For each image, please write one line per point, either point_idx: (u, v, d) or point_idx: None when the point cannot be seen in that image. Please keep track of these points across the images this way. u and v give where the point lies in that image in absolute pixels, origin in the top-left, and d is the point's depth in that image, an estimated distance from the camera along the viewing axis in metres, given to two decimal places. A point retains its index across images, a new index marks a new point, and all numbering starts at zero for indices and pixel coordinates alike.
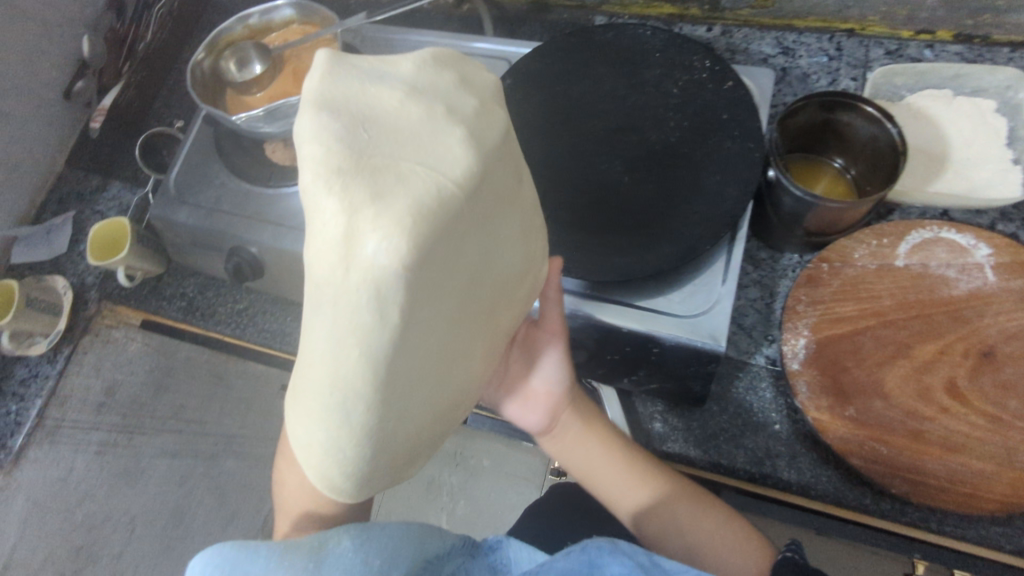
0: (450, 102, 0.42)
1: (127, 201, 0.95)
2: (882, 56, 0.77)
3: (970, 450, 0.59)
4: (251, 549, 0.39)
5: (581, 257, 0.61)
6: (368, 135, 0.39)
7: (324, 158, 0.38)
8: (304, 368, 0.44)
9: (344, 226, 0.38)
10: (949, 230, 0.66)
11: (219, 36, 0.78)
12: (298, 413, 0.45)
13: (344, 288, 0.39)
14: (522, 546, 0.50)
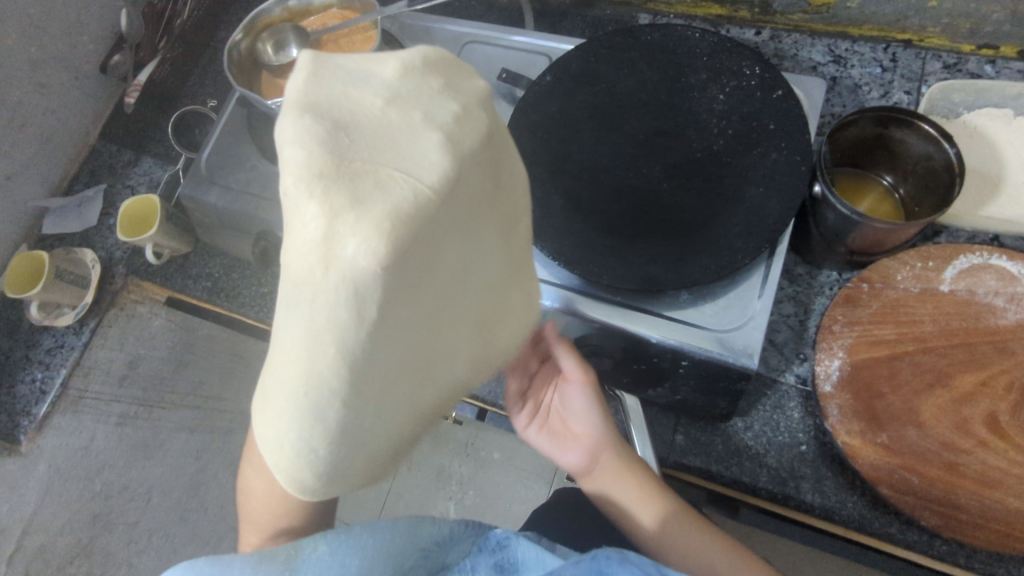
0: (435, 107, 0.40)
1: (159, 178, 0.96)
2: (939, 70, 0.74)
3: (1007, 488, 0.57)
4: (225, 563, 0.42)
5: (600, 266, 0.60)
6: (352, 138, 0.38)
7: (306, 161, 0.36)
8: (276, 369, 0.43)
9: (322, 231, 0.37)
10: (1000, 257, 0.64)
11: (257, 17, 0.76)
12: (269, 415, 0.44)
13: (323, 289, 0.38)
14: (529, 544, 0.49)
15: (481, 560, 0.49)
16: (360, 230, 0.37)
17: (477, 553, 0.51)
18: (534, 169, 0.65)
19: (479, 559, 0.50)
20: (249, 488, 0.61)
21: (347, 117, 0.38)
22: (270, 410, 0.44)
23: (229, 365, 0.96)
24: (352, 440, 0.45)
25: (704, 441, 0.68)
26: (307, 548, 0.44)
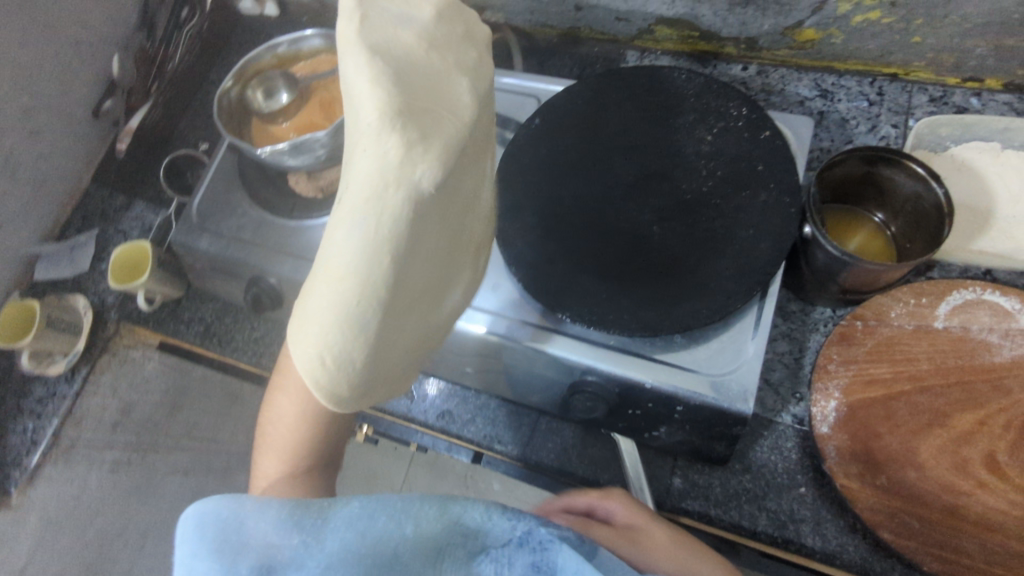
0: (456, 56, 0.50)
1: (151, 222, 0.96)
2: (925, 104, 0.74)
3: (1009, 531, 0.56)
4: (257, 503, 0.37)
5: (593, 298, 0.60)
6: (404, 68, 0.45)
7: (374, 77, 0.43)
8: (319, 276, 0.43)
9: (400, 154, 0.41)
10: (993, 292, 0.64)
11: (246, 65, 0.77)
12: (304, 327, 0.44)
13: (385, 192, 0.42)
14: (573, 553, 0.39)
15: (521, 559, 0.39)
16: (422, 143, 0.42)
17: (516, 545, 0.40)
18: (523, 216, 0.65)
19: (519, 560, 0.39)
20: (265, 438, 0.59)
21: (397, 51, 0.46)
22: (309, 318, 0.43)
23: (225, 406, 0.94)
24: (384, 346, 0.46)
25: (702, 483, 0.67)
26: (334, 507, 0.38)
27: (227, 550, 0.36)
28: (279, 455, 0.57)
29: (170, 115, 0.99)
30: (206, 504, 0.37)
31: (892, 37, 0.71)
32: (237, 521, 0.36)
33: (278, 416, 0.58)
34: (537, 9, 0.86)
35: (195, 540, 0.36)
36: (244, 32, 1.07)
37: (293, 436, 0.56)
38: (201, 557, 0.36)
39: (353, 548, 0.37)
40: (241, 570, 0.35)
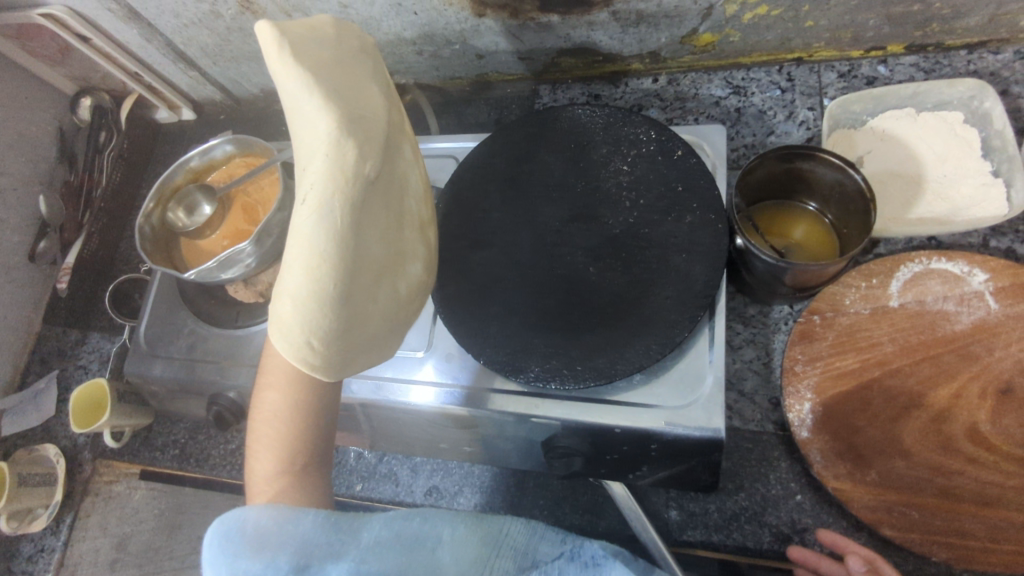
0: (359, 50, 0.49)
1: (109, 351, 0.94)
2: (835, 81, 0.74)
3: (1008, 503, 0.55)
4: (296, 512, 0.41)
5: (549, 307, 0.61)
6: (327, 63, 0.44)
7: (312, 81, 0.42)
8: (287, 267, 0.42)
9: (339, 147, 0.41)
10: (939, 260, 0.63)
11: (162, 186, 0.75)
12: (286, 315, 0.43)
13: (342, 188, 0.41)
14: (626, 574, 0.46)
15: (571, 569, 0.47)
16: (365, 142, 0.43)
17: (568, 557, 0.49)
18: (456, 285, 0.64)
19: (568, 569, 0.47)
20: (256, 433, 0.50)
21: (319, 53, 0.45)
22: (288, 305, 0.43)
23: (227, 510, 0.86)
24: (359, 323, 0.46)
25: (699, 511, 0.66)
26: (369, 517, 0.43)
27: (264, 547, 0.39)
28: (271, 445, 0.49)
29: (106, 241, 0.97)
30: (239, 513, 0.41)
31: (785, 27, 0.71)
32: (273, 524, 0.41)
33: (267, 406, 0.50)
34: (441, 65, 0.85)
35: (228, 545, 0.40)
36: (165, 141, 1.06)
37: (286, 428, 0.49)
38: (238, 558, 0.39)
39: (392, 549, 0.42)
40: (280, 561, 0.39)
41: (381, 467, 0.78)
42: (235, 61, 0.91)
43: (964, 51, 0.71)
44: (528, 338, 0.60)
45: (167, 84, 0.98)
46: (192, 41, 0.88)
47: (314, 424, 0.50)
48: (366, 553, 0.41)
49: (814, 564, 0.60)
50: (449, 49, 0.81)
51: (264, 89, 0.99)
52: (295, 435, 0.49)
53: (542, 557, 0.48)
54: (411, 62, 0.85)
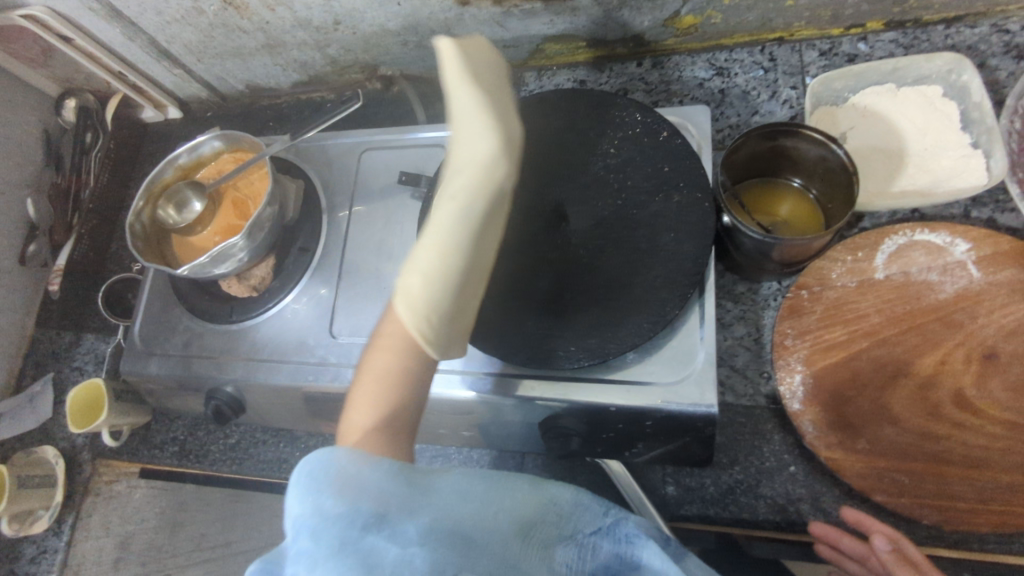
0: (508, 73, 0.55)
1: (103, 351, 0.94)
2: (817, 59, 0.75)
3: (996, 465, 0.57)
4: (375, 460, 0.41)
5: (547, 299, 0.61)
6: (489, 83, 0.50)
7: (480, 98, 0.47)
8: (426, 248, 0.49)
9: (490, 162, 0.47)
10: (922, 231, 0.64)
11: (151, 184, 0.74)
12: (412, 290, 0.49)
13: (486, 198, 0.48)
14: (656, 552, 0.48)
15: (605, 544, 0.50)
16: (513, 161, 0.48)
17: (605, 531, 0.50)
18: None
19: (605, 542, 0.50)
20: (358, 396, 0.48)
21: (483, 73, 0.50)
22: (417, 280, 0.49)
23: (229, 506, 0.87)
24: (464, 313, 0.51)
25: (695, 485, 0.68)
26: (440, 477, 0.44)
27: (349, 490, 0.38)
28: (378, 404, 0.47)
29: (97, 243, 0.97)
30: (319, 454, 0.40)
31: (765, 7, 0.72)
32: (360, 471, 0.40)
33: (376, 366, 0.49)
34: (426, 56, 0.86)
35: (315, 483, 0.38)
36: (152, 140, 1.06)
37: (393, 393, 0.48)
38: (321, 496, 0.38)
39: (458, 509, 0.42)
40: (363, 507, 0.37)
41: None
42: (219, 58, 0.91)
43: (942, 26, 0.73)
44: (527, 327, 0.60)
45: (151, 83, 0.98)
46: (175, 38, 0.87)
47: (413, 394, 0.49)
48: (437, 511, 0.40)
49: (835, 539, 0.60)
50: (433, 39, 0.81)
51: (250, 85, 0.99)
52: (399, 402, 0.48)
53: (582, 528, 0.49)
54: (397, 53, 0.85)
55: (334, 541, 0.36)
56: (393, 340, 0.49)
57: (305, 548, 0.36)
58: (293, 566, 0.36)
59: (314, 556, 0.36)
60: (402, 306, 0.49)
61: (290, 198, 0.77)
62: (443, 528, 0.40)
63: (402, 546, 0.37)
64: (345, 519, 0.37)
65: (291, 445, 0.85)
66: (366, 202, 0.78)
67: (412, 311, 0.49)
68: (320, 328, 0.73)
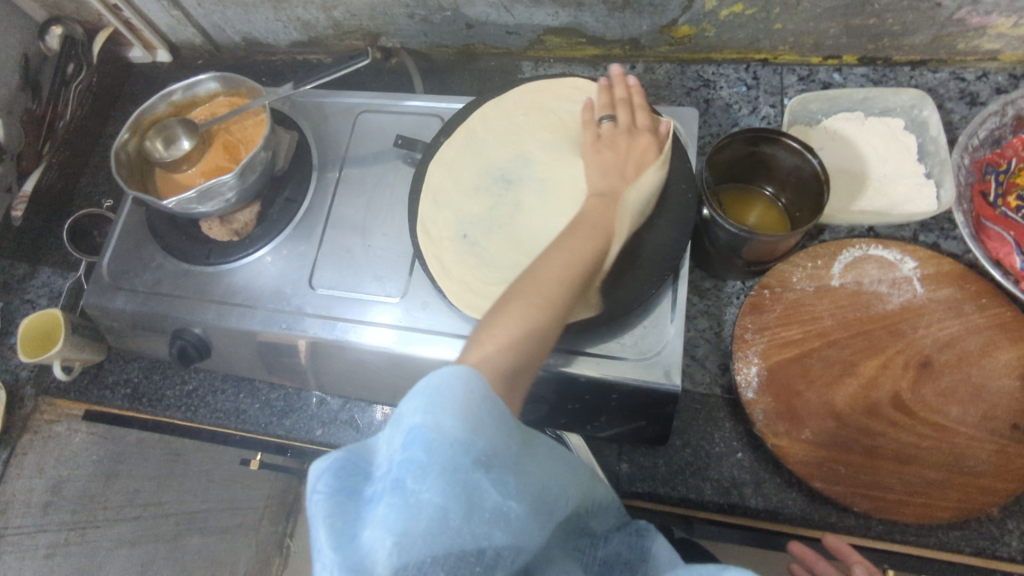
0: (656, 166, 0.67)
1: (60, 287, 0.90)
2: (795, 83, 0.81)
3: (924, 462, 0.62)
4: (499, 402, 0.43)
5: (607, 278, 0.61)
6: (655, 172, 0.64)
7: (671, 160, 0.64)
8: (581, 233, 0.55)
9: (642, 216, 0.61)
10: (876, 247, 0.70)
11: (142, 116, 0.73)
12: (572, 270, 0.52)
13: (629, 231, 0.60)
14: (665, 546, 0.56)
15: (618, 537, 0.58)
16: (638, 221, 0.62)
17: (618, 529, 0.59)
18: (437, 233, 0.67)
19: (617, 537, 0.58)
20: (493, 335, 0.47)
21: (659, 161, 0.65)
22: (575, 265, 0.52)
23: (166, 466, 0.91)
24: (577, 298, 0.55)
25: (648, 465, 0.71)
26: (539, 437, 0.47)
27: (472, 420, 0.41)
28: (507, 344, 0.47)
29: (67, 176, 0.94)
30: (449, 375, 0.42)
31: (756, 27, 0.77)
32: (485, 401, 0.42)
33: (519, 313, 0.48)
34: (429, 31, 0.88)
35: (439, 399, 0.41)
36: (136, 81, 1.04)
37: (523, 341, 0.47)
38: (446, 415, 0.40)
39: (544, 477, 0.46)
40: (479, 444, 0.40)
41: (343, 415, 0.81)
42: (221, 5, 0.90)
43: (908, 67, 0.80)
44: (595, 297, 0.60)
45: (145, 21, 0.96)
46: None
47: (535, 354, 0.48)
48: (528, 475, 0.44)
49: (810, 559, 0.64)
50: (440, 15, 0.84)
51: (247, 38, 0.98)
52: (523, 356, 0.47)
53: (599, 525, 0.57)
54: (402, 25, 0.87)
55: (449, 465, 0.39)
56: (542, 297, 0.49)
57: (418, 458, 0.39)
58: (401, 469, 0.39)
59: (427, 469, 0.39)
60: (559, 274, 0.51)
61: (282, 149, 0.77)
62: (531, 494, 0.44)
63: (503, 496, 0.42)
64: (462, 447, 0.40)
65: (251, 397, 0.84)
66: (355, 162, 0.79)
67: (568, 288, 0.51)
68: (299, 279, 0.73)
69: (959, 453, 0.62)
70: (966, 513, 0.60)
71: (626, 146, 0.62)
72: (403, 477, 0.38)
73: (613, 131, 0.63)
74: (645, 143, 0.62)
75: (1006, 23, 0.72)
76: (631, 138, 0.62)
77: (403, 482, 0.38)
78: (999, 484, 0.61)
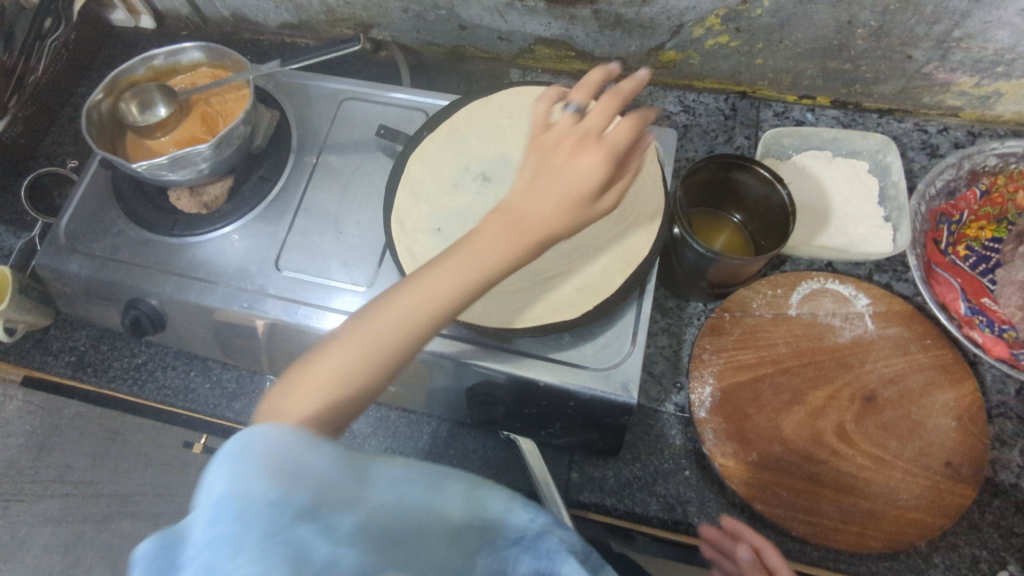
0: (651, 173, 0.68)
1: (11, 246, 0.85)
2: (771, 118, 0.84)
3: (861, 493, 0.64)
4: (316, 444, 0.36)
5: (588, 287, 0.62)
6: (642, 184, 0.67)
7: (622, 167, 0.49)
8: (451, 263, 0.47)
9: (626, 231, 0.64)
10: (833, 281, 0.73)
11: (119, 77, 0.72)
12: (414, 305, 0.46)
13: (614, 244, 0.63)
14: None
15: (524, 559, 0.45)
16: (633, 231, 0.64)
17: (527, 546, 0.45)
18: (411, 227, 0.66)
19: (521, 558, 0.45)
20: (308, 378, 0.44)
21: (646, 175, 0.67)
22: (424, 301, 0.46)
23: (103, 444, 0.81)
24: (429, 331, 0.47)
25: (598, 476, 0.72)
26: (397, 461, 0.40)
27: (282, 473, 0.34)
28: (320, 389, 0.44)
29: (30, 131, 0.91)
30: (257, 430, 0.36)
31: (738, 59, 0.80)
32: (298, 449, 0.36)
33: (341, 351, 0.45)
34: (422, 28, 0.88)
35: (245, 459, 0.34)
36: (115, 45, 1.01)
37: (353, 377, 0.44)
38: (253, 476, 0.34)
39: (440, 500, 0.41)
40: (300, 495, 0.34)
41: None
42: None
43: (876, 114, 0.84)
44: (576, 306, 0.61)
45: None
46: None
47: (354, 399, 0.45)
48: (380, 503, 0.37)
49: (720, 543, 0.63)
50: (434, 13, 0.84)
51: (236, 14, 0.97)
52: (356, 390, 0.45)
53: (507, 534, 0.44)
54: (395, 18, 0.88)
55: (266, 527, 0.32)
56: (368, 335, 0.45)
57: (227, 532, 0.32)
58: (209, 550, 0.32)
59: (238, 543, 0.32)
60: (394, 310, 0.46)
61: (262, 126, 0.77)
62: (384, 524, 0.37)
63: (332, 544, 0.34)
64: (269, 508, 0.33)
65: (203, 376, 0.82)
66: (334, 148, 0.78)
67: (402, 324, 0.46)
68: (265, 259, 0.72)
69: (894, 486, 0.64)
70: (897, 544, 0.62)
71: (568, 154, 0.48)
72: (212, 559, 0.31)
73: (563, 131, 0.49)
74: (591, 158, 0.47)
75: (969, 81, 0.76)
76: (576, 149, 0.48)
77: (213, 565, 0.31)
78: (931, 518, 0.63)
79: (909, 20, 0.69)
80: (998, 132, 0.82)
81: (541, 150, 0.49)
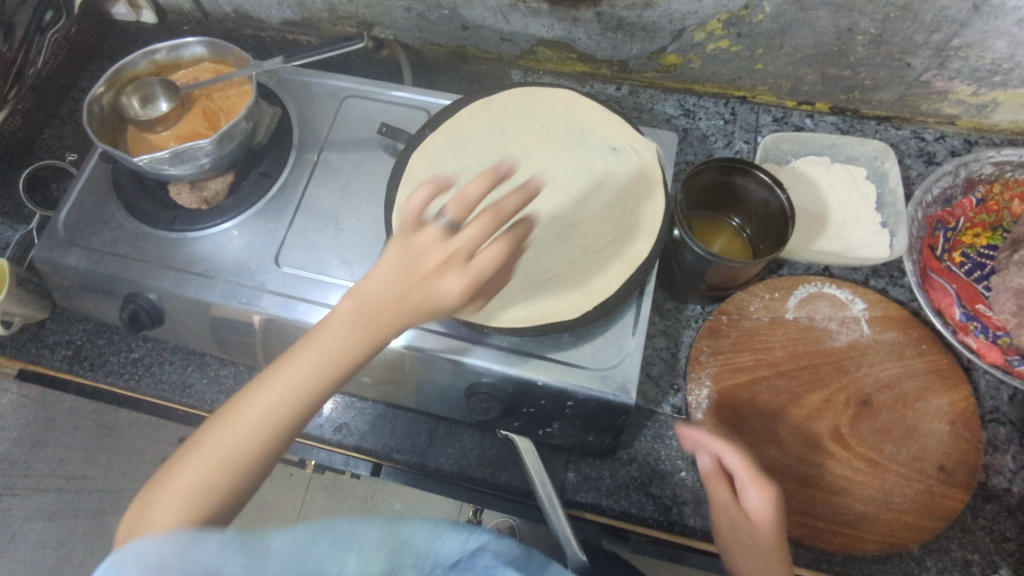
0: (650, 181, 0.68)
1: (9, 238, 0.85)
2: (770, 123, 0.85)
3: (855, 496, 0.64)
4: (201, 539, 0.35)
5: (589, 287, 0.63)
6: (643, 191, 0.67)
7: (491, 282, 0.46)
8: (298, 370, 0.45)
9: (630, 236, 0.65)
10: (830, 286, 0.73)
11: (121, 70, 0.72)
12: (271, 415, 0.44)
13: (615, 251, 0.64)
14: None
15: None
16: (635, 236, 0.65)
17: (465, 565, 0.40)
18: None
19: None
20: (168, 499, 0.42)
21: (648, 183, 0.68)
22: (283, 410, 0.44)
23: (94, 438, 0.83)
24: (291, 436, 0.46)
25: (594, 476, 0.72)
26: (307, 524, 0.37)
27: None
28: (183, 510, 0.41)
29: (30, 123, 0.91)
30: (129, 553, 0.35)
31: (739, 64, 0.81)
32: (176, 553, 0.35)
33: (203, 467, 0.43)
34: (424, 27, 0.89)
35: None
36: (117, 39, 1.01)
37: (220, 480, 0.43)
38: None
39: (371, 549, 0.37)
40: None
41: None
42: None
43: (874, 121, 0.85)
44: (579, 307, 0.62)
45: None
46: None
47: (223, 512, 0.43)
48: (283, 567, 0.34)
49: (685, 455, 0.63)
50: (437, 13, 0.84)
51: (238, 10, 0.97)
52: (222, 499, 0.43)
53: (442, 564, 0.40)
54: (398, 17, 0.88)
55: None
56: (228, 450, 0.43)
57: None
58: None
59: None
60: (251, 421, 0.44)
61: (264, 122, 0.77)
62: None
63: None
64: None
65: (201, 372, 0.82)
66: (335, 146, 0.78)
67: (265, 433, 0.44)
68: (264, 255, 0.72)
69: (888, 489, 0.65)
70: (889, 547, 0.63)
71: (426, 273, 0.44)
72: None
73: (428, 245, 0.45)
74: (449, 280, 0.44)
75: (967, 90, 0.77)
76: (438, 270, 0.44)
77: None
78: (924, 522, 0.64)
79: (909, 28, 0.69)
80: (994, 141, 0.82)
81: (401, 261, 0.45)
